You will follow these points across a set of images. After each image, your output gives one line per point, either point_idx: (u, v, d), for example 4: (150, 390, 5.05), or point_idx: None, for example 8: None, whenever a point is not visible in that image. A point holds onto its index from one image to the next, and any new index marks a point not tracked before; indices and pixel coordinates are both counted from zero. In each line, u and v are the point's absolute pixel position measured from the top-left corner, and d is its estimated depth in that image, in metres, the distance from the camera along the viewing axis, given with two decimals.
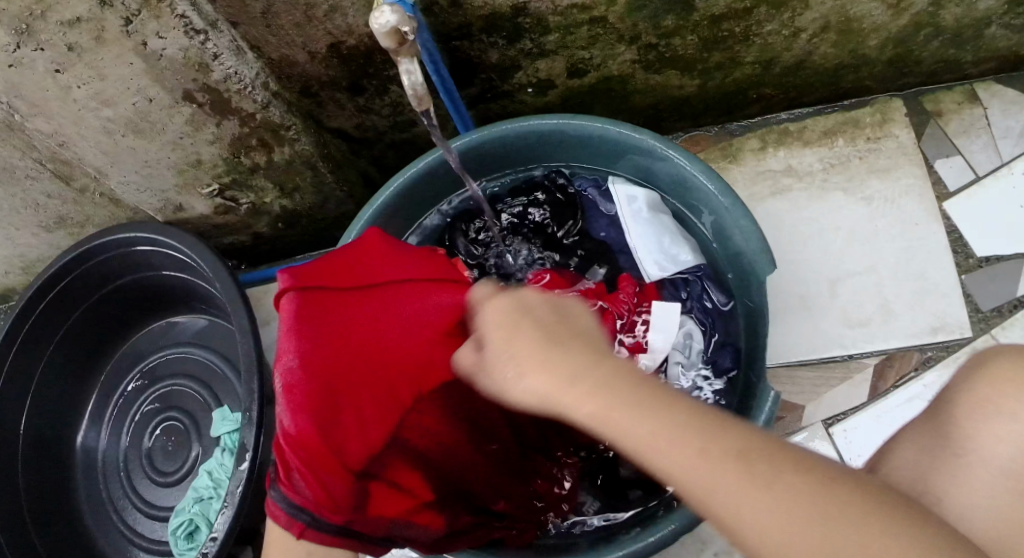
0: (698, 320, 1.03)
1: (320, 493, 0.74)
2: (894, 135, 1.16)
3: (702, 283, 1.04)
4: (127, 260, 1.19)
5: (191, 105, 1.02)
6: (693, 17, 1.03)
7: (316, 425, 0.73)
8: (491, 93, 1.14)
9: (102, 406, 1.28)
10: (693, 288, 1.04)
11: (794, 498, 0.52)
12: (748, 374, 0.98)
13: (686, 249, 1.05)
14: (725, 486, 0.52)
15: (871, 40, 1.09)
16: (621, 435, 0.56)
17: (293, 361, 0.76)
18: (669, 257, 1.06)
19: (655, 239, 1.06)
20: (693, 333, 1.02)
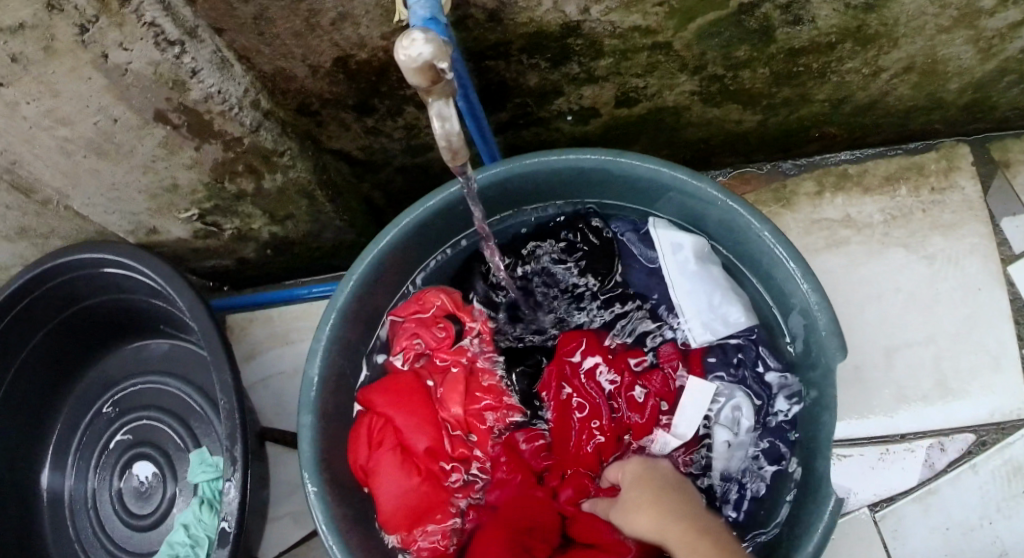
0: (750, 392, 0.95)
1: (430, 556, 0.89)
2: (959, 186, 1.04)
3: (755, 348, 0.96)
4: (94, 281, 1.03)
5: (165, 127, 0.85)
6: (769, 49, 0.87)
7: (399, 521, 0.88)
8: (524, 121, 0.97)
9: (68, 435, 1.14)
10: (746, 355, 0.96)
11: None
12: (803, 459, 0.90)
13: (737, 308, 0.96)
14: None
15: (952, 83, 0.96)
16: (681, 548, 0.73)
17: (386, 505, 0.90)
18: (718, 317, 0.96)
19: (705, 295, 0.96)
20: (742, 409, 0.94)
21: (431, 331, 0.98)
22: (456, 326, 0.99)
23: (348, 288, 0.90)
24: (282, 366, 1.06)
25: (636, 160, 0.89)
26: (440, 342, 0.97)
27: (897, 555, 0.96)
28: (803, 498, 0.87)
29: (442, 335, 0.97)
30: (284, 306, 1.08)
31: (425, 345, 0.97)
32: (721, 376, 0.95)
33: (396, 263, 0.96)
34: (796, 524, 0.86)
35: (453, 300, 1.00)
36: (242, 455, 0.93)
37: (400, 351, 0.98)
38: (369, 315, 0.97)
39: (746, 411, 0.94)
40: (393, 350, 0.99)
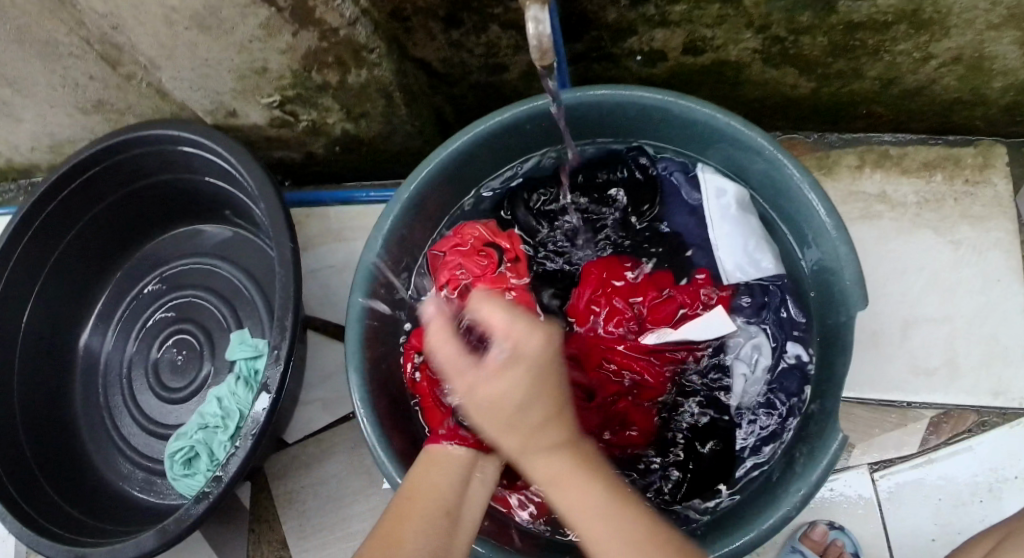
0: (770, 334, 1.00)
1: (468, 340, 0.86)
2: (992, 182, 1.10)
3: (781, 294, 1.00)
4: (165, 158, 1.07)
5: (270, 9, 0.88)
6: (830, 19, 0.93)
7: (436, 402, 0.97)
8: (597, 53, 1.04)
9: (113, 304, 1.19)
10: (771, 299, 1.00)
11: (562, 470, 0.66)
12: (816, 393, 0.94)
13: (769, 255, 1.00)
14: (564, 483, 0.65)
15: (996, 81, 1.02)
16: (556, 489, 0.66)
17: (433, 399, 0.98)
18: (750, 261, 1.01)
19: (740, 239, 1.01)
20: (762, 348, 0.99)
21: (474, 261, 1.02)
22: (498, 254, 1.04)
23: (412, 186, 0.95)
24: (331, 260, 1.15)
25: (696, 102, 0.94)
26: (482, 270, 1.01)
27: (889, 517, 1.01)
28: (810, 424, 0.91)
29: (484, 262, 1.01)
30: (340, 207, 1.16)
31: (468, 274, 1.01)
32: (745, 315, 1.01)
33: (458, 172, 1.01)
34: (799, 457, 0.88)
35: (490, 231, 1.05)
36: (292, 327, 0.98)
37: (444, 282, 1.01)
38: (429, 214, 1.03)
39: (766, 351, 0.99)
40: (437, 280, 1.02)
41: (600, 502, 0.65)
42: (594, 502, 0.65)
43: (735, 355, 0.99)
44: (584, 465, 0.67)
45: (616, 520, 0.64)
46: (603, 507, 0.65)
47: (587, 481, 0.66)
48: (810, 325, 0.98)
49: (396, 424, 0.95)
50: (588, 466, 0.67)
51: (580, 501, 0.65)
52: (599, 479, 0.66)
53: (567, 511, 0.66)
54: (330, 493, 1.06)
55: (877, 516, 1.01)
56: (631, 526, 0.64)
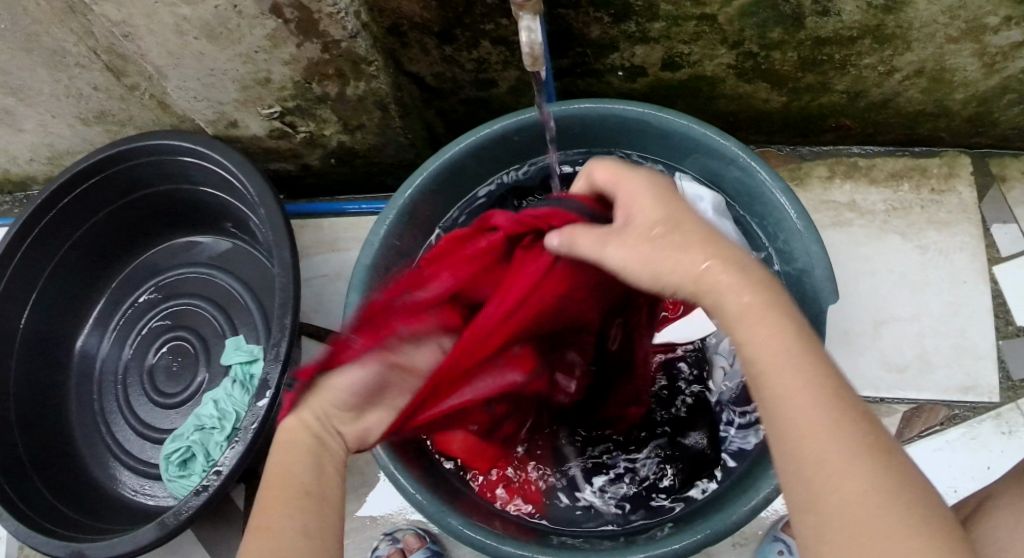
0: None
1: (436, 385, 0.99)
2: (957, 190, 1.17)
3: None
4: (166, 167, 1.11)
5: (276, 20, 0.94)
6: (800, 35, 1.01)
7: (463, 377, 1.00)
8: (581, 69, 1.11)
9: (110, 311, 1.21)
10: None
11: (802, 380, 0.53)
12: None
13: (743, 260, 1.02)
14: (830, 428, 0.51)
15: (958, 93, 1.09)
16: (751, 352, 0.56)
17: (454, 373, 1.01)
18: None
19: (714, 243, 1.02)
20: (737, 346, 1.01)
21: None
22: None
23: (408, 191, 1.01)
24: (325, 269, 1.17)
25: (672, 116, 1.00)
26: None
27: None
28: None
29: None
30: (334, 218, 1.20)
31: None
32: None
33: (450, 181, 1.06)
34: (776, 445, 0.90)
35: None
36: (293, 325, 1.01)
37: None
38: (423, 220, 1.07)
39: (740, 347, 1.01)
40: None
41: (798, 380, 0.53)
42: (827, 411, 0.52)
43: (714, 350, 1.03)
44: (782, 332, 0.56)
45: (834, 426, 0.51)
46: (821, 424, 0.52)
47: (795, 358, 0.54)
48: None
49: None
50: (796, 340, 0.56)
51: (772, 345, 0.55)
52: (847, 408, 0.52)
53: (781, 413, 0.53)
54: None
55: None
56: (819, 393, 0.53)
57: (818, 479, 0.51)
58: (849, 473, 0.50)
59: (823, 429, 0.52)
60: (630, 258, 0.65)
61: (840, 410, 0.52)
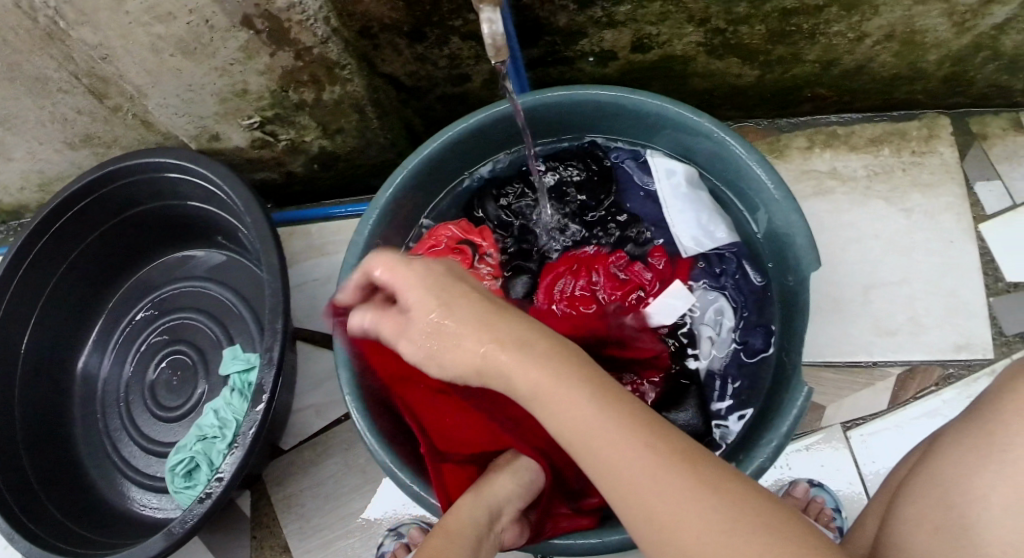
0: (732, 298, 1.06)
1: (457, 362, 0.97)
2: (938, 151, 1.17)
3: (737, 261, 1.07)
4: (153, 185, 1.14)
5: (248, 31, 0.96)
6: (765, 8, 1.02)
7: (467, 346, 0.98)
8: (552, 57, 1.12)
9: (108, 330, 1.23)
10: (728, 265, 1.07)
11: (658, 482, 0.57)
12: (780, 351, 1.01)
13: (722, 226, 1.07)
14: (661, 499, 0.57)
15: (931, 55, 1.10)
16: (595, 465, 0.59)
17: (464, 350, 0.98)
18: (705, 233, 1.07)
19: (693, 214, 1.07)
20: (724, 311, 1.06)
21: (449, 258, 1.06)
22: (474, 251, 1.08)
23: (391, 185, 1.02)
24: (316, 274, 1.18)
25: (646, 97, 1.01)
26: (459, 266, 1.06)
27: (867, 472, 1.06)
28: (780, 381, 0.97)
29: (460, 258, 1.06)
30: (322, 222, 1.21)
31: (446, 269, 1.06)
32: (706, 282, 1.07)
33: (430, 176, 1.07)
34: (771, 417, 0.93)
35: (462, 228, 1.10)
36: (284, 329, 1.03)
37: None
38: (404, 216, 1.08)
39: (728, 314, 1.05)
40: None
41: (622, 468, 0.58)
42: (674, 481, 0.57)
43: (700, 320, 1.05)
44: (602, 438, 0.59)
45: (672, 488, 0.57)
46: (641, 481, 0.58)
47: (623, 447, 0.59)
48: (769, 286, 1.05)
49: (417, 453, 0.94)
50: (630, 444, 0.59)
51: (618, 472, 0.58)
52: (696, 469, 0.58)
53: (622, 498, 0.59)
54: (327, 494, 1.10)
55: (856, 473, 1.06)
56: (678, 489, 0.57)
57: (633, 516, 0.58)
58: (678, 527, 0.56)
59: (665, 534, 0.57)
60: (506, 366, 0.66)
61: (685, 496, 0.57)
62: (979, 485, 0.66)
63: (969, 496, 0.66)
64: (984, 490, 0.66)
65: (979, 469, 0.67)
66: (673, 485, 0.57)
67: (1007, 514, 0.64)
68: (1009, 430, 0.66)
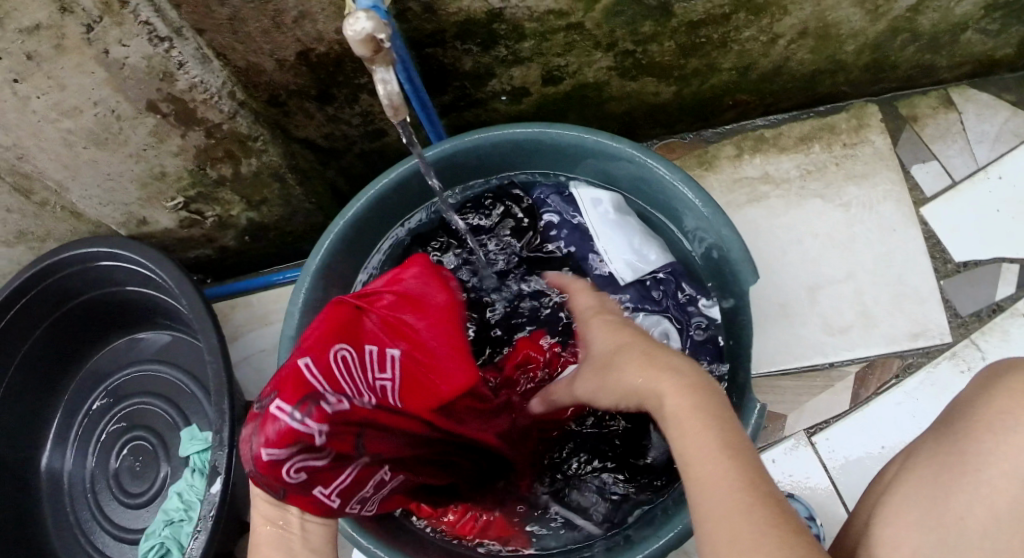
0: (674, 318, 1.05)
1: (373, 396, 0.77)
2: (870, 140, 1.16)
3: (675, 281, 1.07)
4: (90, 275, 1.14)
5: (155, 116, 0.96)
6: (671, 23, 1.00)
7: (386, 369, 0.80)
8: (465, 101, 1.11)
9: (66, 424, 1.23)
10: (667, 287, 1.07)
11: (720, 473, 0.59)
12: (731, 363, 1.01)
13: (654, 247, 1.08)
14: (731, 512, 0.57)
15: (848, 45, 1.09)
16: (675, 428, 0.64)
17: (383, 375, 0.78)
18: (639, 257, 1.07)
19: (624, 240, 1.08)
20: (670, 333, 1.04)
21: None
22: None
23: (320, 251, 1.02)
24: (261, 344, 1.19)
25: (562, 129, 1.01)
26: None
27: (839, 480, 1.02)
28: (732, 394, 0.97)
29: None
30: (262, 291, 1.22)
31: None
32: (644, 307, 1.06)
33: (357, 238, 1.07)
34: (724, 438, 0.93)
35: None
36: (231, 411, 1.02)
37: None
38: (339, 280, 1.07)
39: (674, 334, 1.04)
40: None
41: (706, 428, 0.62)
42: (740, 491, 0.58)
43: None
44: (698, 404, 0.65)
45: (740, 513, 0.56)
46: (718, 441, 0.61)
47: (705, 431, 0.62)
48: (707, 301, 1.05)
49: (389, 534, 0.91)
50: (713, 415, 0.64)
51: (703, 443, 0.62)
52: (762, 485, 0.58)
53: (686, 451, 0.62)
54: None
55: (825, 475, 1.03)
56: (741, 495, 0.57)
57: (708, 527, 0.58)
58: (734, 483, 0.59)
59: (729, 504, 0.57)
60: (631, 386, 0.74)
61: (756, 490, 0.58)
62: (954, 509, 0.64)
63: (944, 523, 0.64)
64: (961, 511, 0.64)
65: (947, 491, 0.65)
66: (746, 492, 0.57)
67: (987, 538, 0.63)
68: (978, 453, 0.65)
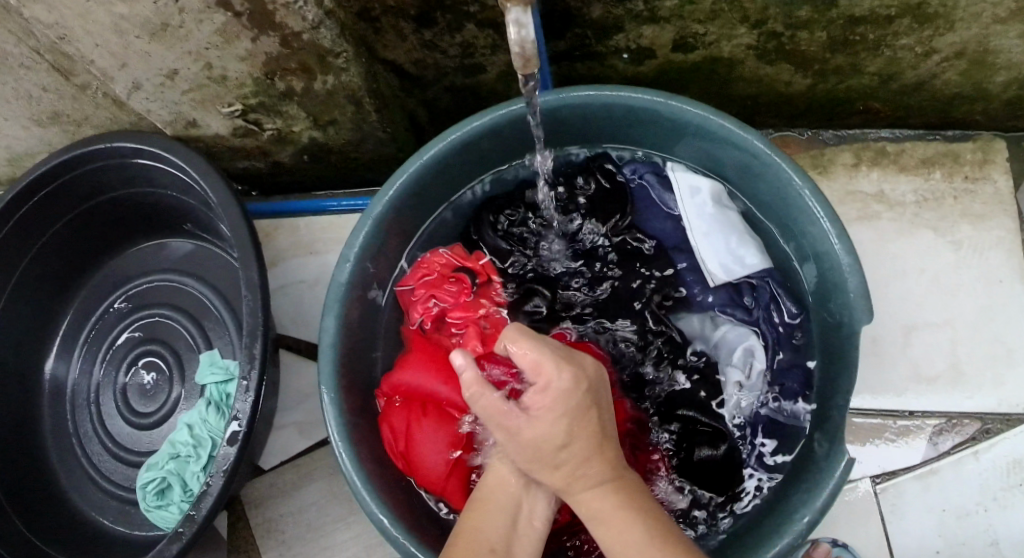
0: (761, 336, 0.97)
1: (406, 394, 0.91)
2: (992, 178, 1.07)
3: (770, 289, 0.97)
4: (124, 171, 1.01)
5: (225, 13, 0.82)
6: (831, 14, 0.87)
7: (417, 380, 0.90)
8: (580, 52, 0.97)
9: (75, 329, 1.12)
10: (760, 295, 0.97)
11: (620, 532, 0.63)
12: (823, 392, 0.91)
13: (753, 250, 0.96)
14: (616, 546, 0.63)
15: (999, 76, 0.98)
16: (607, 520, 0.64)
17: (415, 373, 0.90)
18: (734, 259, 0.96)
19: (722, 237, 0.96)
20: (755, 352, 0.96)
21: (444, 290, 0.96)
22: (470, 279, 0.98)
23: (385, 197, 0.89)
24: (301, 276, 1.08)
25: (688, 104, 0.89)
26: (455, 296, 0.96)
27: (896, 539, 0.98)
28: (817, 428, 0.89)
29: (454, 288, 0.96)
30: (311, 217, 1.10)
31: (443, 304, 0.96)
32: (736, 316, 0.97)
33: (433, 183, 0.95)
34: (805, 474, 0.86)
35: (456, 255, 0.99)
36: (262, 355, 0.91)
37: (420, 317, 0.97)
38: (402, 227, 0.95)
39: (758, 351, 0.96)
40: (410, 317, 0.98)
41: (632, 533, 0.63)
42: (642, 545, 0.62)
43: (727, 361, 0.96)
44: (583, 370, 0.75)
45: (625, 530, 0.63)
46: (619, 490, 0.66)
47: (630, 516, 0.64)
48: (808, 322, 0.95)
49: (389, 488, 0.87)
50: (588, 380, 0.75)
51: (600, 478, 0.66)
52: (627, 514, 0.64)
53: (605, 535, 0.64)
54: (309, 522, 1.02)
55: (880, 530, 0.98)
56: (635, 545, 0.62)
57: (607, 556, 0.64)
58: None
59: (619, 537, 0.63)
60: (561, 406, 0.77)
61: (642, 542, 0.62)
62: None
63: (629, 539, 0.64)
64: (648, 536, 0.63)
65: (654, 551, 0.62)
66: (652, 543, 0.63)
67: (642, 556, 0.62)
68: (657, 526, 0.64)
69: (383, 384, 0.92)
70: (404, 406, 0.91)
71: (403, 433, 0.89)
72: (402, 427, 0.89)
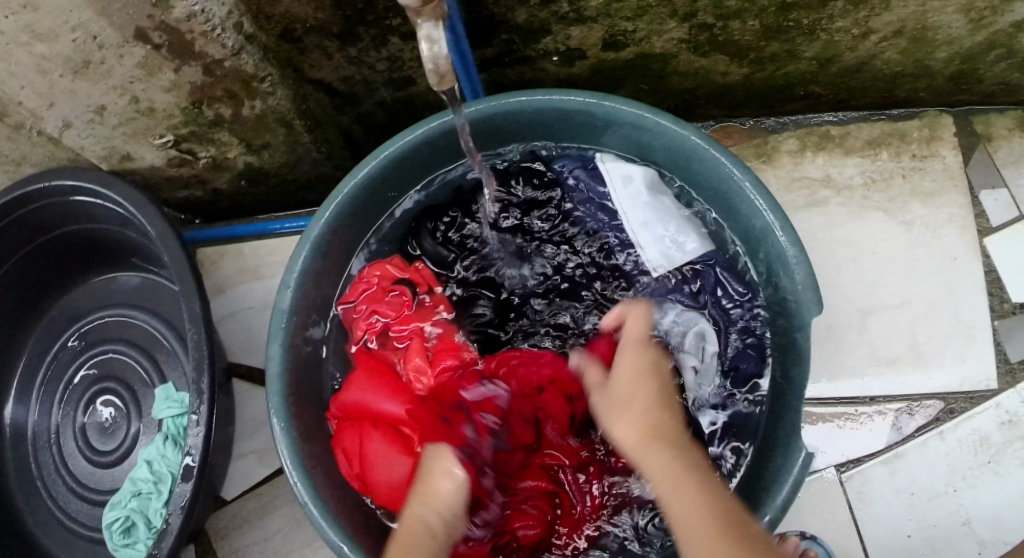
0: (713, 318, 0.94)
1: (355, 413, 0.90)
2: (940, 155, 1.05)
3: (716, 273, 0.95)
4: (63, 210, 1.00)
5: (145, 46, 0.81)
6: (761, 2, 0.86)
7: (364, 398, 0.89)
8: (510, 57, 0.96)
9: (31, 371, 1.11)
10: (706, 280, 0.95)
11: None
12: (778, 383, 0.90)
13: (692, 235, 0.96)
14: None
15: (940, 52, 0.96)
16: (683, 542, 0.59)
17: (361, 392, 0.90)
18: (674, 244, 0.95)
19: (660, 224, 0.96)
20: (707, 335, 0.93)
21: (386, 303, 0.95)
22: (412, 290, 0.97)
23: (322, 219, 0.88)
24: (250, 302, 1.07)
25: (620, 104, 0.87)
26: (396, 308, 0.95)
27: (865, 525, 0.97)
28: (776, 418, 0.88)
29: (396, 299, 0.95)
30: (255, 241, 1.09)
31: (385, 318, 0.95)
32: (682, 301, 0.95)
33: (372, 200, 0.94)
34: (769, 464, 0.85)
35: (396, 266, 0.98)
36: (209, 388, 0.90)
37: (363, 333, 0.95)
38: (342, 246, 0.95)
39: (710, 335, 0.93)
40: (353, 335, 0.96)
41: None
42: None
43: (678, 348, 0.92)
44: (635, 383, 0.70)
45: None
46: (683, 473, 0.63)
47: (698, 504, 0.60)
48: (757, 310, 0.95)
49: (348, 514, 0.86)
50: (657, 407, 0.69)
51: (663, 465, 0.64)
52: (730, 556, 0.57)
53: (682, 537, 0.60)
54: (275, 549, 1.01)
55: (849, 518, 0.97)
56: None
57: None
58: None
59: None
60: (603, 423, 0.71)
61: None
62: None
63: None
64: None
65: None
66: None
67: None
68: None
69: (333, 406, 0.91)
70: (353, 425, 0.89)
71: (355, 451, 0.87)
72: (353, 447, 0.88)
